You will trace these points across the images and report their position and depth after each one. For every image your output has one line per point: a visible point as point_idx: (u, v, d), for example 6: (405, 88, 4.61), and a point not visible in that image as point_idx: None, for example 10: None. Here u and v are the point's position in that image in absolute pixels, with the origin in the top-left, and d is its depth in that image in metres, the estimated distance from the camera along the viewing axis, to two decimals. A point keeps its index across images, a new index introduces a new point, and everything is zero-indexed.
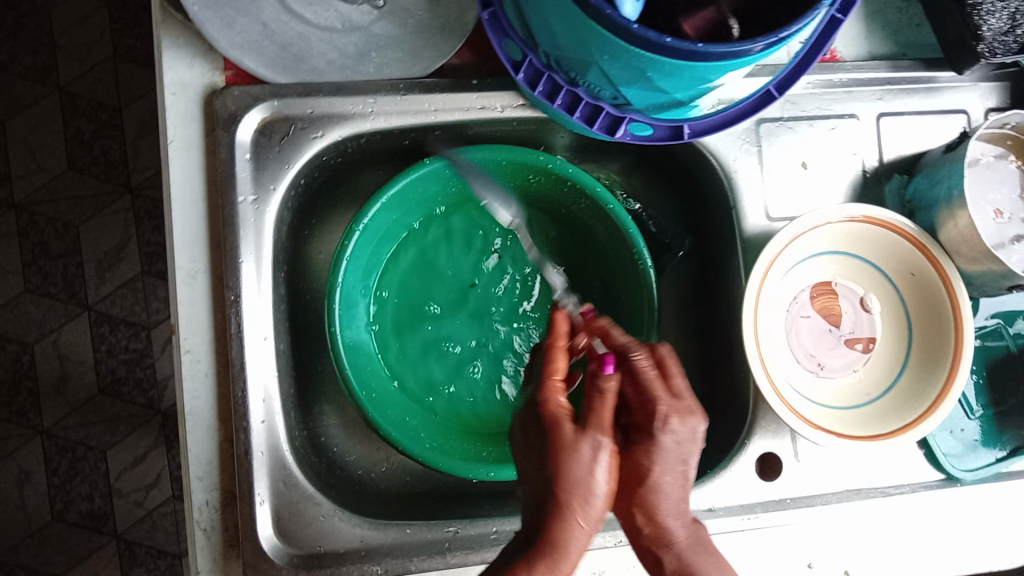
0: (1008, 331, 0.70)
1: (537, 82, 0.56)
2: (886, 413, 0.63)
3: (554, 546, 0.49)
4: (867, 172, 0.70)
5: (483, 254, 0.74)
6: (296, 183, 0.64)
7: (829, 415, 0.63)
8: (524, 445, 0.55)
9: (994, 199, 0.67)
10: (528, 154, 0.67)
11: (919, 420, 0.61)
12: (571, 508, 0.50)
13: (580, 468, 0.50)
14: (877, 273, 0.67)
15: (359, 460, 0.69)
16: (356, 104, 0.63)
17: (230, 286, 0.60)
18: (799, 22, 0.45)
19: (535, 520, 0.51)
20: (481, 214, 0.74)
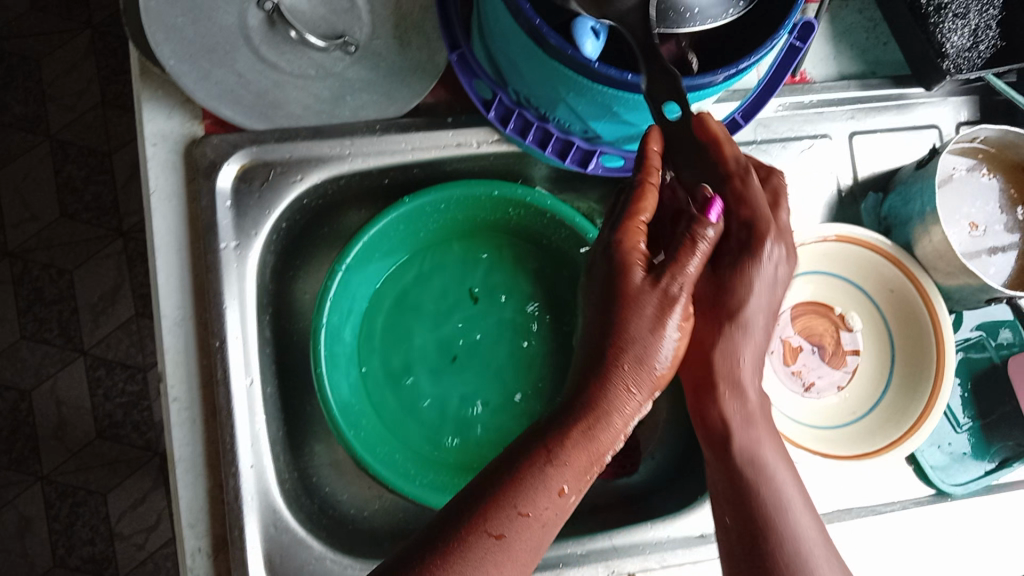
0: (992, 343, 0.71)
1: (508, 120, 0.58)
2: (871, 431, 0.64)
3: (598, 410, 0.48)
4: (843, 190, 0.71)
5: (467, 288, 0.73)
6: (278, 227, 0.65)
7: (817, 437, 0.64)
8: (591, 282, 0.53)
9: (970, 212, 0.68)
10: (506, 189, 0.68)
11: (904, 437, 0.62)
12: (623, 365, 0.49)
13: (642, 304, 0.49)
14: (858, 291, 0.67)
15: (352, 499, 0.69)
16: (334, 147, 0.63)
17: (215, 333, 0.61)
18: (759, 54, 0.46)
19: (582, 372, 0.51)
20: (463, 246, 0.74)
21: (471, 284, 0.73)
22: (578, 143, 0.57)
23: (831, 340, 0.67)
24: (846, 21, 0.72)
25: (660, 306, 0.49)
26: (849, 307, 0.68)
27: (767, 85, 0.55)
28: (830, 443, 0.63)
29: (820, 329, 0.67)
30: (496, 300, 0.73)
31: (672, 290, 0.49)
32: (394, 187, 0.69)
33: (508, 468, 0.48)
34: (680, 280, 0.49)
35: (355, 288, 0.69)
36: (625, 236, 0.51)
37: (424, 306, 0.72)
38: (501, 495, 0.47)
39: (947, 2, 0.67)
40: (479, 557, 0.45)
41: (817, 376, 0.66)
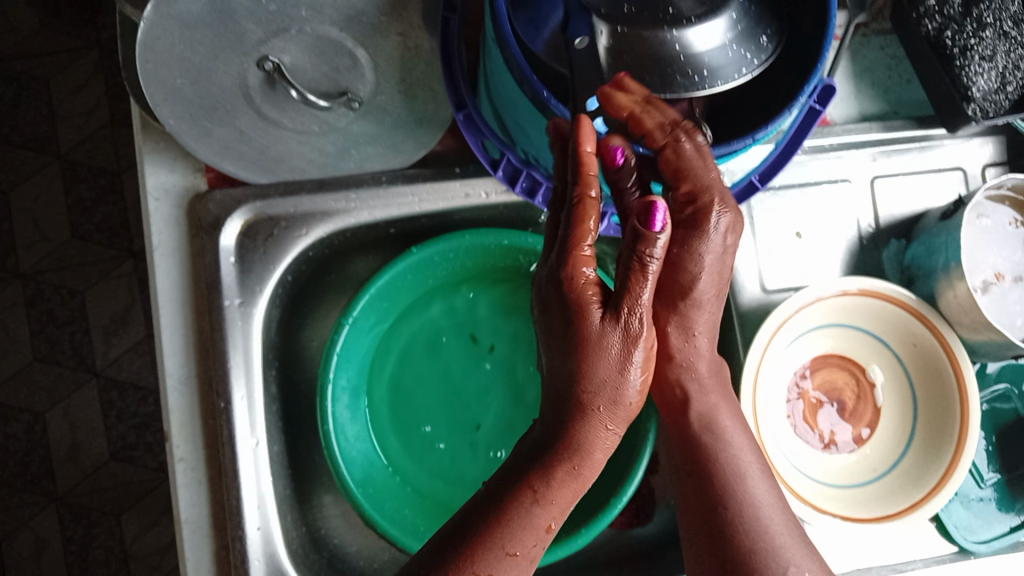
0: (1017, 393, 0.70)
1: (517, 179, 0.56)
2: (892, 491, 0.62)
3: (577, 450, 0.46)
4: (863, 236, 0.68)
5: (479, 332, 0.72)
6: (283, 280, 0.64)
7: (835, 497, 0.62)
8: (547, 323, 0.48)
9: (994, 262, 0.65)
10: (516, 237, 0.66)
11: (927, 499, 0.60)
12: (595, 408, 0.46)
13: (602, 345, 0.45)
14: (878, 343, 0.66)
15: (360, 551, 0.68)
16: (340, 201, 0.62)
17: (221, 393, 0.60)
18: (772, 122, 0.47)
19: (552, 408, 0.47)
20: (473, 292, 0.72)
21: (480, 330, 0.72)
22: None
23: (851, 395, 0.66)
24: (867, 58, 0.70)
25: (624, 345, 0.45)
26: (870, 361, 0.66)
27: (785, 149, 0.55)
28: (848, 503, 0.62)
29: (839, 384, 0.66)
30: (505, 346, 0.72)
31: (637, 327, 0.45)
32: (401, 236, 0.68)
33: (492, 501, 0.46)
34: (638, 312, 0.45)
35: (362, 338, 0.68)
36: (569, 273, 0.45)
37: (431, 352, 0.71)
38: (486, 534, 0.45)
39: (974, 43, 0.64)
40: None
41: (836, 432, 0.65)
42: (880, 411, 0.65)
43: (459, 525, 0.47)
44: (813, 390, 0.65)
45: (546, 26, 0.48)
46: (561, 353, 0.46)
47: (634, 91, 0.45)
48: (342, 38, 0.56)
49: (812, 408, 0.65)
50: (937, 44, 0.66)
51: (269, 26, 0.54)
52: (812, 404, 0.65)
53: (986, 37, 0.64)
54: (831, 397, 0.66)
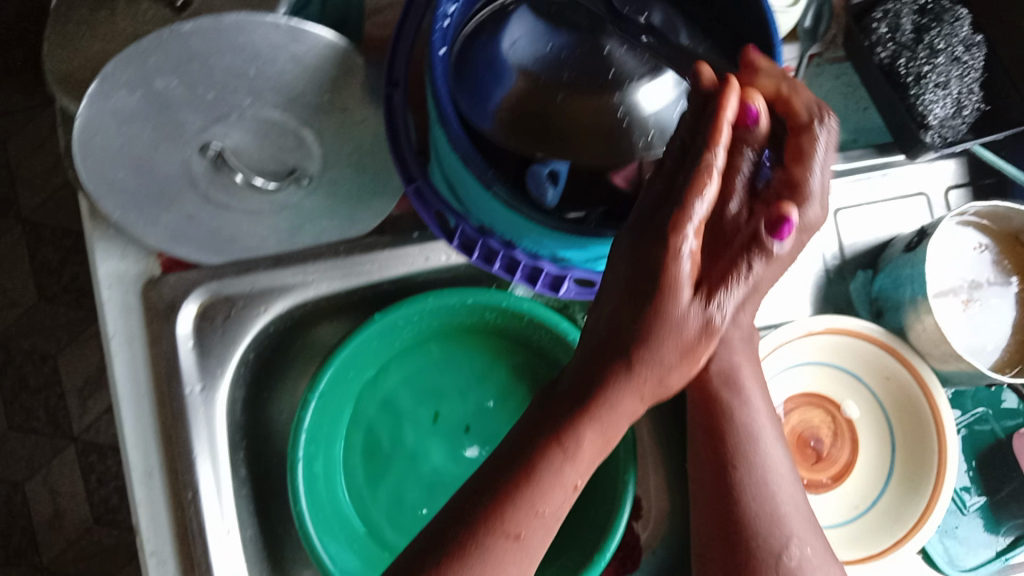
0: (994, 414, 0.69)
1: (473, 247, 0.54)
2: (874, 528, 0.62)
3: (602, 408, 0.40)
4: (830, 269, 0.68)
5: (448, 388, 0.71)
6: (246, 358, 0.63)
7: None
8: (616, 279, 0.40)
9: (952, 275, 0.66)
10: (482, 297, 0.66)
11: (911, 534, 0.61)
12: (643, 378, 0.39)
13: (679, 323, 0.39)
14: (852, 379, 0.66)
15: None
16: (296, 275, 0.61)
17: (188, 482, 0.59)
18: None
19: (586, 359, 0.41)
20: (442, 351, 0.71)
21: (454, 390, 0.71)
22: (548, 267, 0.54)
23: (828, 433, 0.65)
24: (822, 89, 0.69)
25: (702, 330, 0.39)
26: (846, 396, 0.66)
27: None
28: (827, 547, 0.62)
29: (816, 422, 0.65)
30: (476, 398, 0.71)
31: (717, 320, 0.40)
32: (365, 301, 0.67)
33: (513, 461, 0.41)
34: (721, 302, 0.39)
35: (331, 410, 0.66)
36: (675, 237, 0.38)
37: (404, 415, 0.70)
38: (517, 494, 0.40)
39: (926, 71, 0.64)
40: (498, 564, 0.40)
41: (813, 473, 0.64)
42: (858, 448, 0.65)
43: (471, 499, 0.41)
44: (790, 430, 0.65)
45: (489, 100, 0.48)
46: (625, 315, 0.39)
47: (761, 66, 0.44)
48: (285, 120, 0.54)
49: (791, 449, 0.64)
50: (890, 72, 0.65)
51: (207, 114, 0.53)
52: (790, 444, 0.64)
53: (940, 63, 0.64)
54: (808, 436, 0.65)
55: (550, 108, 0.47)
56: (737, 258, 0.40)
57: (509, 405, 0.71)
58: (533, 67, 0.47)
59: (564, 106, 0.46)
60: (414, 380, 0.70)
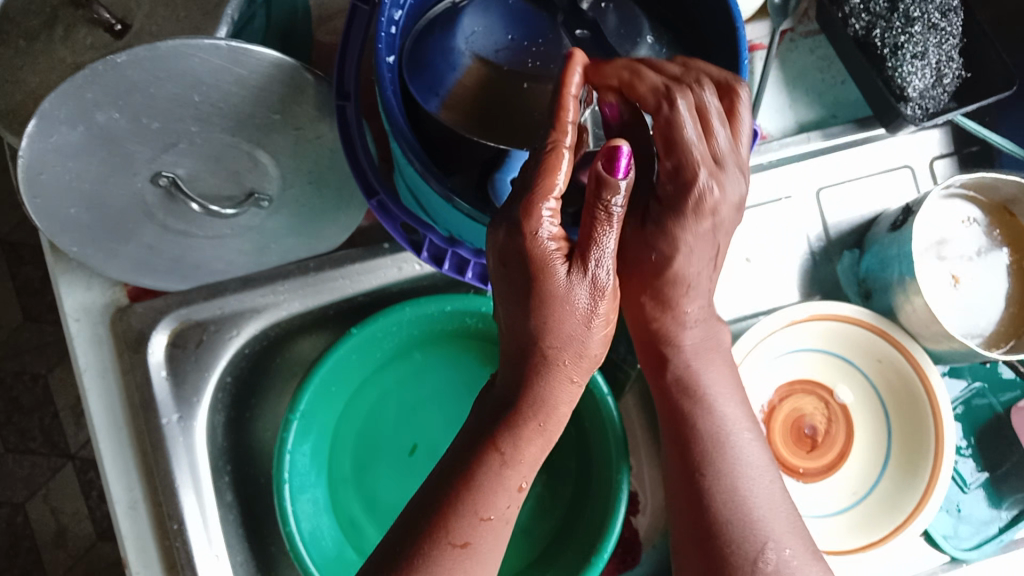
0: (991, 389, 0.68)
1: (443, 259, 0.53)
2: (877, 515, 0.61)
3: (537, 406, 0.42)
4: (815, 251, 0.66)
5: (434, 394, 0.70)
6: (223, 382, 0.62)
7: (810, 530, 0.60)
8: (506, 279, 0.42)
9: (953, 266, 0.64)
10: (462, 302, 0.64)
11: (911, 518, 0.59)
12: (561, 363, 0.42)
13: (568, 304, 0.41)
14: (843, 362, 0.64)
15: None
16: (267, 295, 0.60)
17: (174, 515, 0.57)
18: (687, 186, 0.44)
19: (512, 367, 0.44)
20: (425, 357, 0.70)
21: (440, 398, 0.70)
22: None
23: (822, 420, 0.63)
24: (798, 65, 0.67)
25: (591, 294, 0.41)
26: (837, 381, 0.64)
27: None
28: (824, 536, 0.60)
29: (810, 410, 0.63)
30: (462, 403, 0.70)
31: (603, 277, 0.41)
32: (341, 314, 0.65)
33: (455, 472, 0.43)
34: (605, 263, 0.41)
35: (316, 426, 0.65)
36: (530, 223, 0.40)
37: (390, 424, 0.69)
38: (457, 502, 0.42)
39: (903, 41, 0.63)
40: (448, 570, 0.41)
41: (809, 461, 0.62)
42: (853, 433, 0.63)
43: (428, 498, 0.43)
44: (783, 420, 0.63)
45: (444, 82, 0.46)
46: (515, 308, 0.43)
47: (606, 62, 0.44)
48: (237, 143, 0.52)
49: (786, 439, 0.62)
50: (866, 44, 0.63)
51: (156, 144, 0.51)
52: (785, 434, 0.62)
53: (916, 32, 0.63)
54: (802, 425, 0.63)
55: (516, 95, 0.46)
56: (594, 207, 0.40)
57: None
58: (491, 58, 0.47)
59: (529, 91, 0.46)
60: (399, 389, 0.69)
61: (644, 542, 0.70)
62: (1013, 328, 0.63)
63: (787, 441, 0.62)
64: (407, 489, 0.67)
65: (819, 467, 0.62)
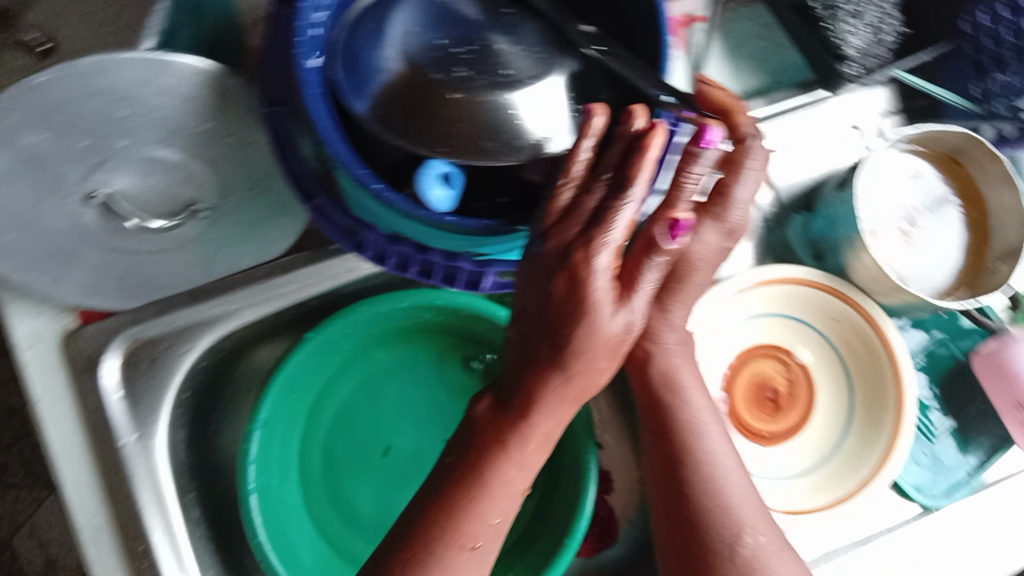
0: (950, 338, 0.68)
1: (384, 256, 0.52)
2: (838, 475, 0.61)
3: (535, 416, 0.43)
4: (765, 217, 0.66)
5: (400, 391, 0.70)
6: (182, 398, 0.61)
7: (777, 494, 0.60)
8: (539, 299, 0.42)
9: (902, 202, 0.64)
10: (415, 296, 0.63)
11: (874, 475, 0.59)
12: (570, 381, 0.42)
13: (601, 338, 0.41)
14: (800, 324, 0.64)
15: None
16: (217, 307, 0.60)
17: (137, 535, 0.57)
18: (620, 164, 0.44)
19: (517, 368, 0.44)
20: (389, 354, 0.70)
21: (405, 395, 0.70)
22: (467, 265, 0.52)
23: (784, 382, 0.64)
24: (737, 33, 0.68)
25: (623, 335, 0.42)
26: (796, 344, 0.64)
27: None
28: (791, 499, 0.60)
29: (771, 374, 0.63)
30: (429, 398, 0.70)
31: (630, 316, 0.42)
32: (297, 319, 0.65)
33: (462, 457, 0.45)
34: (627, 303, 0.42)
35: (281, 433, 0.65)
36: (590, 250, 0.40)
37: (357, 426, 0.68)
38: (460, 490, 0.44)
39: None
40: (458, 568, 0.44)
41: (773, 424, 0.62)
42: (814, 394, 0.64)
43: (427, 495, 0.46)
44: (746, 385, 0.63)
45: (369, 84, 0.46)
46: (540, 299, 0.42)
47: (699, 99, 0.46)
48: (168, 153, 0.53)
49: (750, 405, 0.63)
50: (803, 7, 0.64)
51: (86, 161, 0.51)
52: (748, 399, 0.62)
53: None
54: (765, 389, 0.63)
55: (438, 104, 0.44)
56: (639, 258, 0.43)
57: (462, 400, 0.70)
58: (420, 60, 0.45)
59: (457, 105, 0.44)
60: (365, 388, 0.69)
61: (621, 523, 0.70)
62: (968, 278, 0.64)
63: (750, 406, 0.63)
64: (378, 488, 0.67)
65: (782, 430, 0.63)
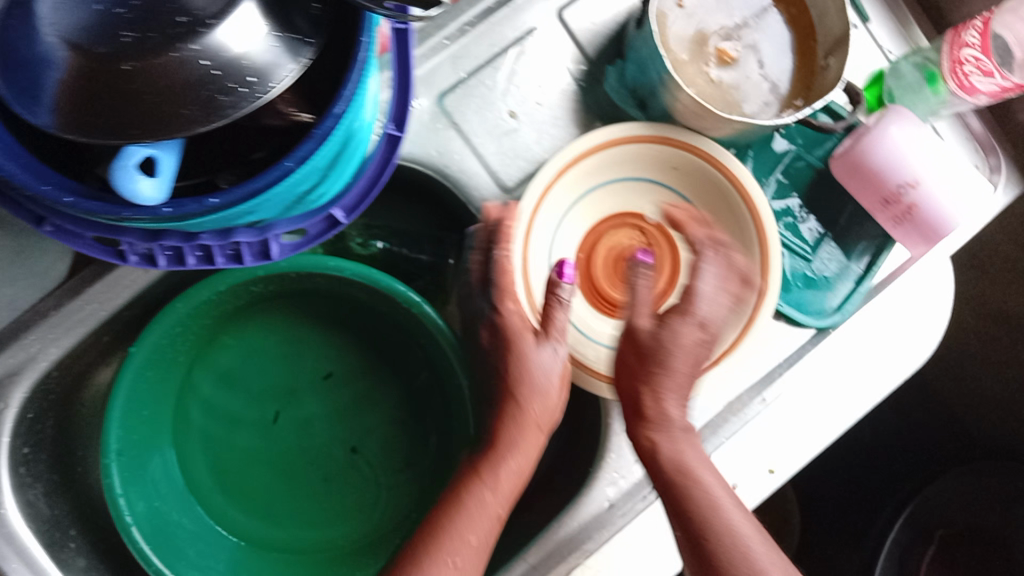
0: (803, 149, 0.64)
1: (156, 256, 0.47)
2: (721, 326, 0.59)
3: None
4: (579, 78, 0.60)
5: (263, 372, 0.65)
6: (21, 457, 0.56)
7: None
8: None
9: (702, 21, 0.59)
10: (236, 273, 0.58)
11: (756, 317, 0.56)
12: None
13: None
14: (640, 184, 0.61)
15: None
16: (16, 355, 0.54)
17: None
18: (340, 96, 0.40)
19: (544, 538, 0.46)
20: (239, 339, 0.65)
21: (270, 373, 0.65)
22: (244, 238, 0.47)
23: (642, 247, 0.61)
24: None
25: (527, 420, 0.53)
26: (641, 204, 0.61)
27: (401, 84, 0.47)
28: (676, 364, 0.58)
29: (627, 245, 0.61)
30: (296, 369, 0.65)
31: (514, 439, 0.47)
32: (120, 336, 0.60)
33: None
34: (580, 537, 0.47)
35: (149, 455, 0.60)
36: None
37: (231, 422, 0.64)
38: None
39: None
40: None
41: (641, 293, 0.61)
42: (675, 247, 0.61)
43: None
44: (602, 263, 0.61)
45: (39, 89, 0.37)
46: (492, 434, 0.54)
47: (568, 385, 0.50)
48: None
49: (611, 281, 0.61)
50: None
51: None
52: (608, 276, 0.61)
53: None
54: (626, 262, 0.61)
55: (116, 83, 0.36)
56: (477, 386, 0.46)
57: (332, 360, 0.66)
58: (82, 38, 0.36)
59: (136, 78, 0.36)
60: (225, 380, 0.64)
61: None
62: (804, 82, 0.59)
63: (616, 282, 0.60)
64: (272, 476, 0.63)
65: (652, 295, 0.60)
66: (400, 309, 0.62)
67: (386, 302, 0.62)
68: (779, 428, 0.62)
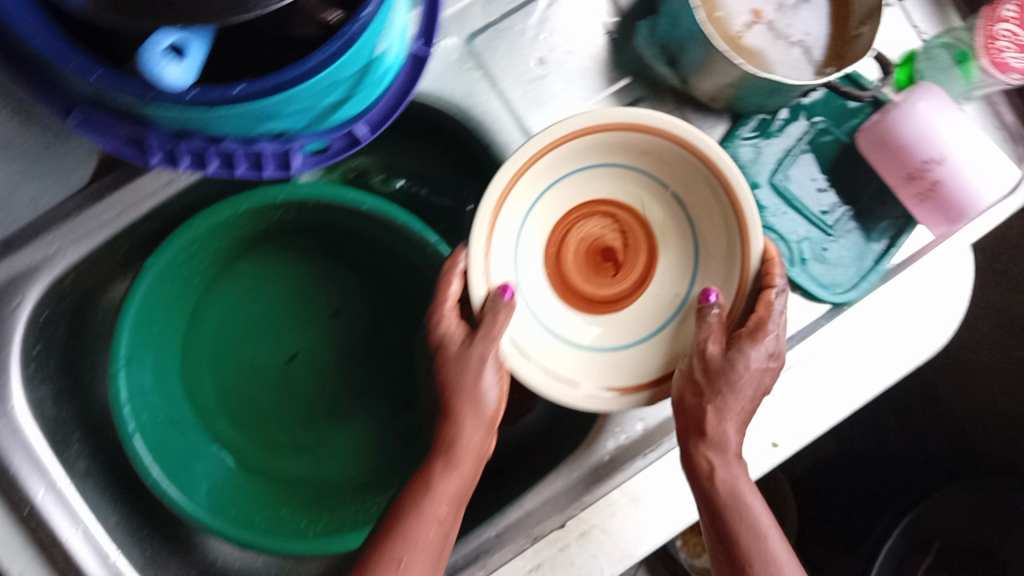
0: (833, 123, 0.63)
1: (177, 158, 0.47)
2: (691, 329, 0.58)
3: None
4: (612, 32, 0.60)
5: (270, 305, 0.65)
6: (31, 355, 0.57)
7: (622, 365, 0.58)
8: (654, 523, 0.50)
9: None
10: (256, 197, 0.59)
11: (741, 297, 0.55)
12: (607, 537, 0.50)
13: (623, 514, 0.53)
14: (605, 169, 0.60)
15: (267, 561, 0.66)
16: (36, 253, 0.55)
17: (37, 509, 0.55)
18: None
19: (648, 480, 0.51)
20: (248, 270, 0.65)
21: (268, 309, 0.65)
22: (269, 147, 0.48)
23: (615, 237, 0.61)
24: None
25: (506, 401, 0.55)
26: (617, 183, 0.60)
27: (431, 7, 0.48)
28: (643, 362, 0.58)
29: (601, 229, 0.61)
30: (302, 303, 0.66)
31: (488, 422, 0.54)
32: (138, 249, 0.61)
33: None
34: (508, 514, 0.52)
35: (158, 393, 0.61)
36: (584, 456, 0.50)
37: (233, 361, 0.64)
38: None
39: None
40: None
41: (618, 286, 0.61)
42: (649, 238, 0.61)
43: None
44: (574, 253, 0.61)
45: None
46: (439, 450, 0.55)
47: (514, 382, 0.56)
48: None
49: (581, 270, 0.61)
50: None
51: None
52: (580, 268, 0.61)
53: None
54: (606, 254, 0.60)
55: None
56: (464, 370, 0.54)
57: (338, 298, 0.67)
58: None
59: None
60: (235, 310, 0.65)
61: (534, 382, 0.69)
62: (837, 52, 0.58)
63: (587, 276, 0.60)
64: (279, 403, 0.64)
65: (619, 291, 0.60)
66: (417, 249, 0.62)
67: (401, 242, 0.62)
68: (786, 402, 0.62)
